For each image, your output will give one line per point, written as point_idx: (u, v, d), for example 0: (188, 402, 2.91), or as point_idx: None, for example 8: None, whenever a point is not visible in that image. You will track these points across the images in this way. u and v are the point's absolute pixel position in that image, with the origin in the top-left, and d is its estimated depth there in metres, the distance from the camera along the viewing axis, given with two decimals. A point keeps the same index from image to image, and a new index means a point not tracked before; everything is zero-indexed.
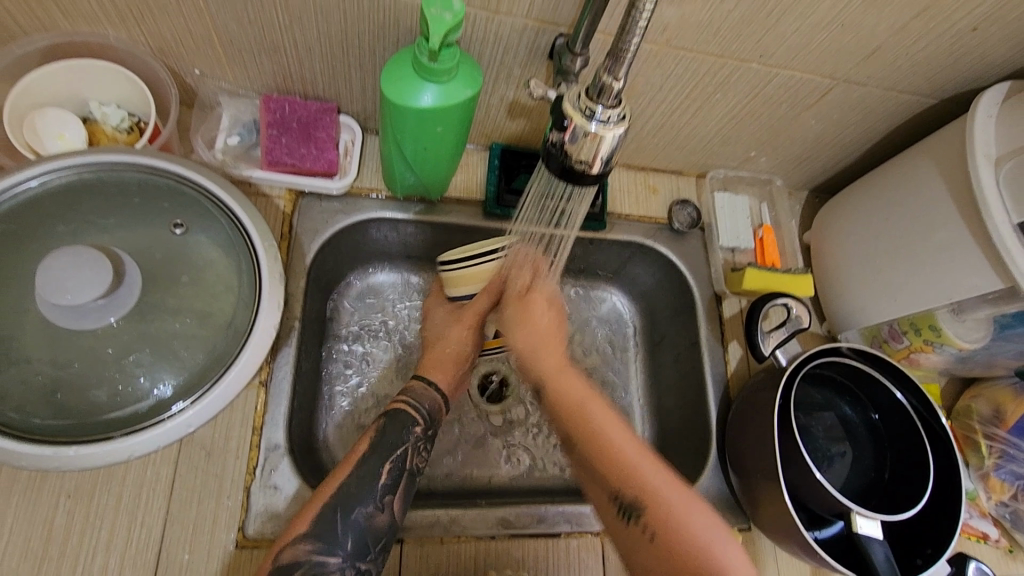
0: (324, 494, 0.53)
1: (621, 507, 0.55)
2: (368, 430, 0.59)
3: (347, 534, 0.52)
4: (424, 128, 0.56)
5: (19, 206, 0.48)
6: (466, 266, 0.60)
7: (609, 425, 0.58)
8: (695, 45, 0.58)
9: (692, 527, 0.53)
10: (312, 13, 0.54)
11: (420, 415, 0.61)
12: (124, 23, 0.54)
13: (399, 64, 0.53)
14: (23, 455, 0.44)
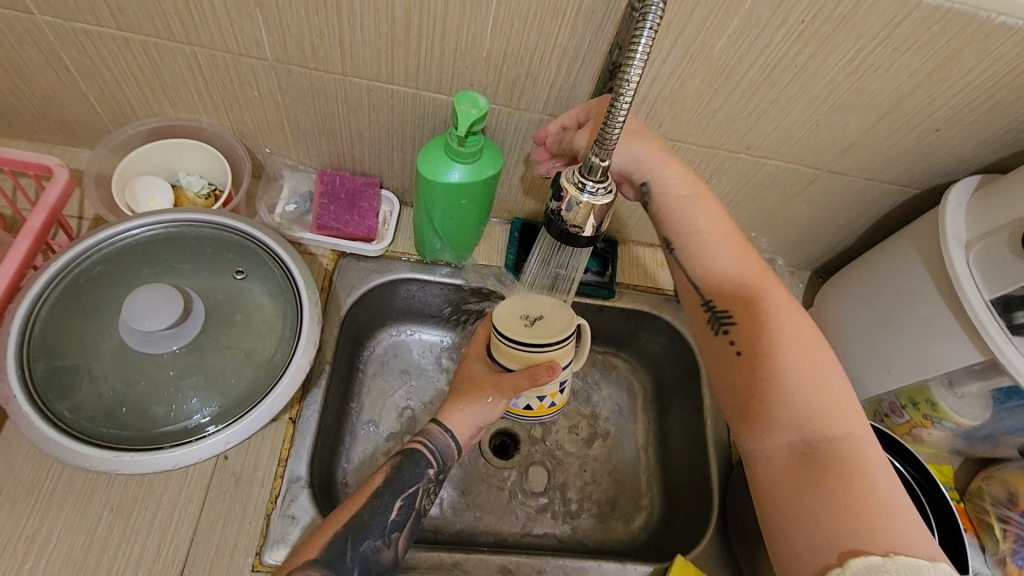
0: (332, 525, 0.55)
1: (718, 329, 0.56)
2: (384, 465, 0.61)
3: (355, 564, 0.54)
4: (452, 200, 0.66)
5: (118, 249, 0.59)
6: (518, 344, 0.61)
7: (737, 269, 0.57)
8: (689, 138, 0.67)
9: (813, 373, 0.50)
10: (366, 107, 0.66)
11: (432, 455, 0.62)
12: (216, 111, 0.67)
13: (433, 147, 0.63)
14: (88, 457, 0.51)
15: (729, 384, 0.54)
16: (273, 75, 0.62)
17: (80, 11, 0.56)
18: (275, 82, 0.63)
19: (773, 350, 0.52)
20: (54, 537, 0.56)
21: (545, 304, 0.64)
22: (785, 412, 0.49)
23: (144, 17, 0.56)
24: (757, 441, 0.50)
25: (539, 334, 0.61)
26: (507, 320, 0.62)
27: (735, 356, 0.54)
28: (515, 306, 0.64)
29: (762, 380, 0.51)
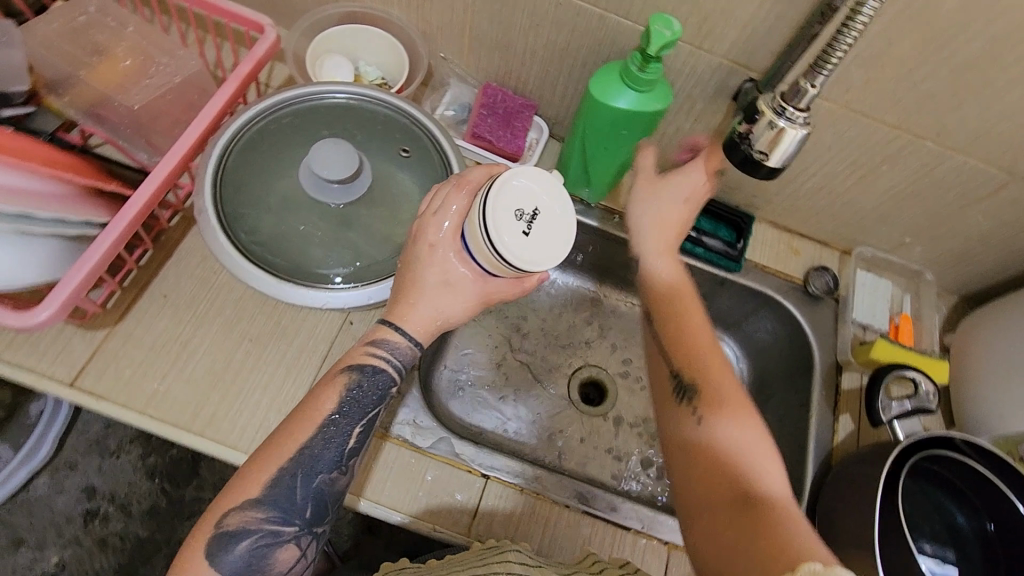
0: (274, 456, 0.49)
1: (684, 401, 0.55)
2: (330, 382, 0.52)
3: (307, 499, 0.49)
4: (612, 128, 0.66)
5: (309, 107, 0.64)
6: (511, 270, 0.48)
7: (705, 348, 0.59)
8: (875, 112, 0.63)
9: (754, 449, 0.51)
10: (548, 22, 0.67)
11: (393, 369, 0.53)
12: (408, 6, 0.71)
13: (608, 71, 0.64)
14: (252, 279, 0.56)
15: (678, 451, 0.53)
16: None
17: None
18: None
19: (732, 421, 0.53)
20: (199, 351, 0.62)
21: (548, 200, 0.48)
22: (727, 475, 0.49)
23: None
24: (705, 505, 0.48)
25: (541, 245, 0.47)
26: (500, 223, 0.46)
27: (694, 428, 0.53)
28: (510, 199, 0.47)
29: (713, 445, 0.52)
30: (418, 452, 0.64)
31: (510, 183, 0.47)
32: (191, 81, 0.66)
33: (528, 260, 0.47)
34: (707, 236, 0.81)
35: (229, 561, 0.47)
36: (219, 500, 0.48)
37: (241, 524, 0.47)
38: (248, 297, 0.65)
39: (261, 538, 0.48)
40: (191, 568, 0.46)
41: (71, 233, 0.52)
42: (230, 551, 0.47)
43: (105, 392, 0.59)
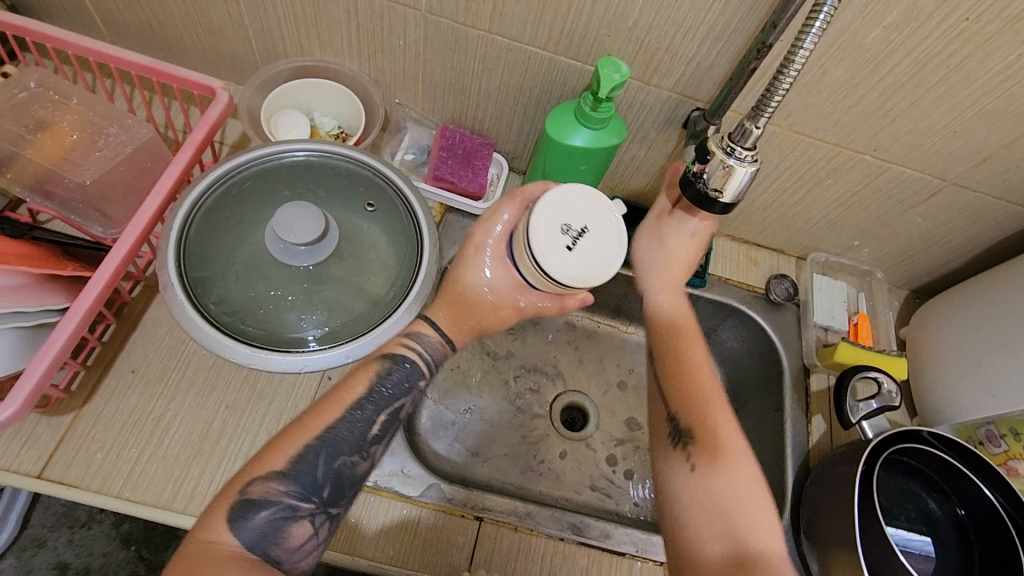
0: (300, 435, 0.50)
1: (679, 444, 0.59)
2: (361, 369, 0.55)
3: (326, 479, 0.50)
4: (572, 164, 0.68)
5: (267, 169, 0.63)
6: (554, 285, 0.52)
7: (701, 375, 0.63)
8: (816, 133, 0.67)
9: (751, 514, 0.54)
10: (500, 66, 0.69)
11: (424, 362, 0.57)
12: (360, 57, 0.72)
13: (563, 111, 0.66)
14: (225, 348, 0.55)
15: (677, 499, 0.57)
16: (422, 26, 0.66)
17: None
18: (421, 34, 0.67)
19: (732, 474, 0.56)
20: (174, 425, 0.61)
21: (598, 217, 0.51)
22: (726, 529, 0.53)
23: None
24: (702, 565, 0.52)
25: (587, 261, 0.50)
26: (546, 236, 0.50)
27: (690, 476, 0.57)
28: (558, 213, 0.50)
29: (710, 497, 0.55)
30: (409, 502, 0.63)
31: (561, 199, 0.51)
32: (144, 151, 0.65)
33: (576, 275, 0.50)
34: None
35: (245, 529, 0.47)
36: (234, 482, 0.49)
37: (262, 498, 0.48)
38: (222, 364, 0.64)
39: (282, 512, 0.48)
40: (208, 529, 0.46)
41: (28, 322, 0.51)
42: (249, 520, 0.47)
43: (78, 479, 0.57)
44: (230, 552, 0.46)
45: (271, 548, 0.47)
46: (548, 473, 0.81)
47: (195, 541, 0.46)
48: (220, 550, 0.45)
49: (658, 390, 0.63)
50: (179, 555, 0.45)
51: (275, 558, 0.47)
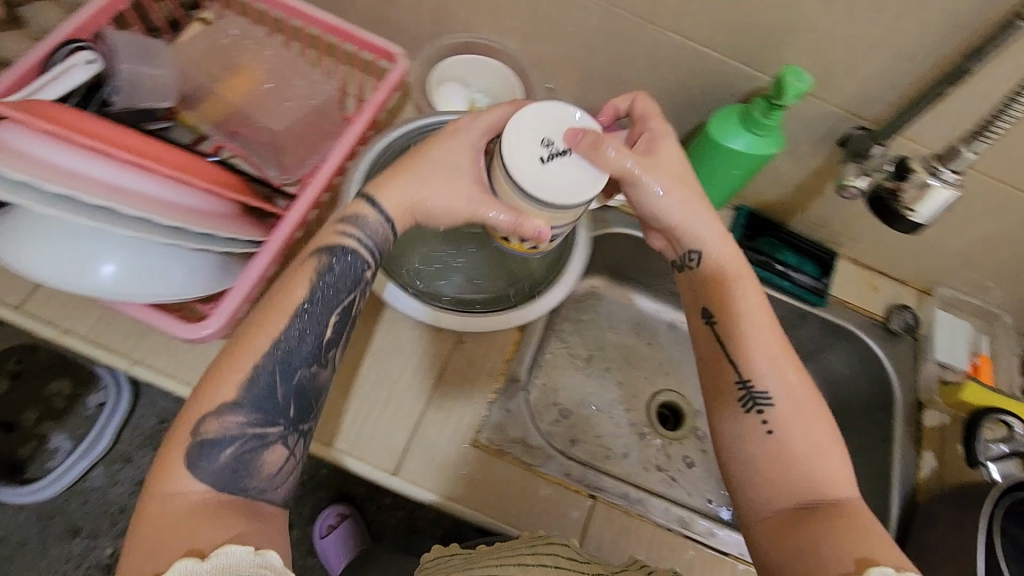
0: (256, 352, 0.49)
1: (749, 405, 0.56)
2: (296, 270, 0.53)
3: (287, 397, 0.50)
4: (724, 167, 0.69)
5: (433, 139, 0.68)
6: (511, 187, 0.52)
7: (752, 321, 0.58)
8: (981, 165, 0.66)
9: (814, 437, 0.54)
10: (664, 63, 0.70)
11: (366, 251, 0.54)
12: (525, 40, 0.74)
13: (728, 114, 0.67)
14: None
15: (755, 469, 0.54)
16: (597, 15, 0.68)
17: None
18: (593, 23, 0.68)
19: (803, 438, 0.54)
20: None
21: (584, 144, 0.53)
22: (798, 487, 0.52)
23: None
24: (771, 505, 0.52)
25: (556, 175, 0.51)
26: (522, 145, 0.52)
27: (767, 439, 0.54)
28: (540, 127, 0.53)
29: (787, 456, 0.53)
30: (529, 469, 0.65)
31: (553, 120, 0.54)
32: (324, 106, 0.70)
33: (546, 184, 0.51)
34: (794, 271, 0.83)
35: (206, 469, 0.46)
36: (185, 431, 0.47)
37: (226, 433, 0.47)
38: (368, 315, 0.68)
39: (247, 443, 0.47)
40: (169, 482, 0.45)
41: (237, 250, 0.55)
42: (213, 462, 0.46)
43: None
44: (197, 496, 0.45)
45: (244, 480, 0.47)
46: (627, 455, 0.83)
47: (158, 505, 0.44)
48: (185, 505, 0.44)
49: (719, 346, 0.59)
50: (140, 511, 0.44)
51: (248, 487, 0.47)
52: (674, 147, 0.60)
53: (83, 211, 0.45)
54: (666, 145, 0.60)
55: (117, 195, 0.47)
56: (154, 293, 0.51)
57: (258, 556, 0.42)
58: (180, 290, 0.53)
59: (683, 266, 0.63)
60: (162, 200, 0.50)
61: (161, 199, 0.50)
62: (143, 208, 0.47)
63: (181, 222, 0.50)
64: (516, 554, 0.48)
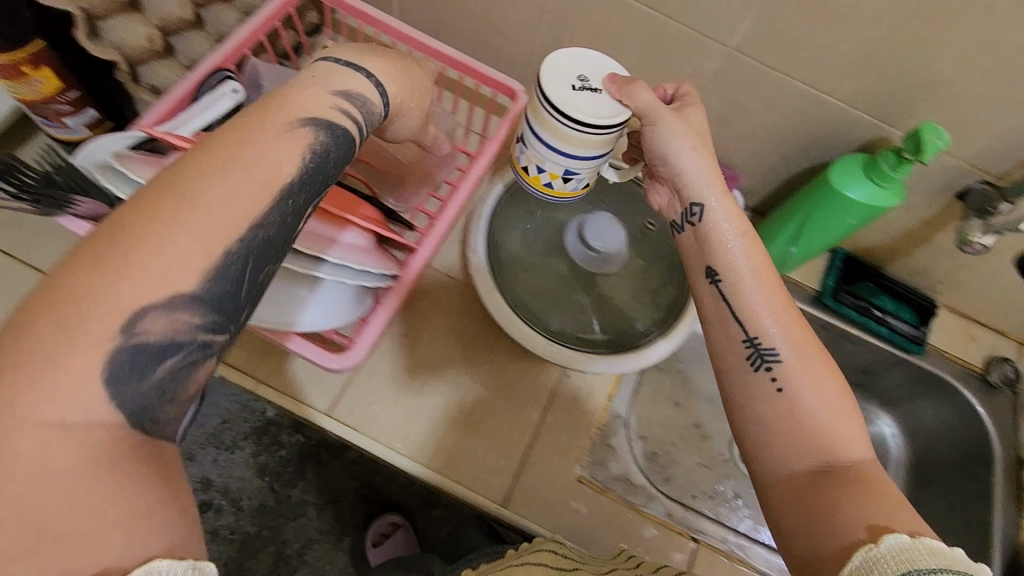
0: (192, 239, 0.34)
1: (759, 364, 0.52)
2: (263, 128, 0.39)
3: (248, 298, 0.38)
4: (841, 215, 0.69)
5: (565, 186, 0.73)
6: (535, 111, 0.59)
7: (761, 280, 0.54)
8: None
9: (828, 401, 0.49)
10: (784, 107, 0.70)
11: (361, 124, 0.44)
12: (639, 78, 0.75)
13: (851, 162, 0.67)
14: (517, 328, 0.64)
15: (766, 429, 0.50)
16: (720, 60, 0.68)
17: None
18: (716, 66, 0.69)
19: (816, 395, 0.49)
20: (437, 393, 0.67)
21: (615, 84, 0.58)
22: (817, 449, 0.47)
23: None
24: (781, 471, 0.48)
25: (578, 101, 0.57)
26: (559, 74, 0.58)
27: (778, 398, 0.50)
28: (579, 67, 0.60)
29: (799, 417, 0.49)
30: (634, 508, 0.66)
31: (593, 62, 0.60)
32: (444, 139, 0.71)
33: (564, 105, 0.57)
34: (892, 317, 0.82)
35: (126, 385, 0.33)
36: (78, 340, 0.31)
37: (141, 347, 0.33)
38: (477, 346, 0.70)
39: (195, 352, 0.35)
40: (58, 398, 0.30)
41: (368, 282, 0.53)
42: (143, 378, 0.33)
43: (359, 424, 0.64)
44: (81, 430, 0.31)
45: (161, 407, 0.34)
46: (718, 496, 0.77)
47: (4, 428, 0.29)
48: (54, 443, 0.29)
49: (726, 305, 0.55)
50: None
51: (164, 419, 0.35)
52: (700, 111, 0.60)
53: None
54: (695, 109, 0.60)
55: None
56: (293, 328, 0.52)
57: (151, 573, 0.30)
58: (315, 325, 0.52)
59: (682, 225, 0.59)
60: (308, 232, 0.50)
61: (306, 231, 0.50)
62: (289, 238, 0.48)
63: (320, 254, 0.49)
64: (515, 560, 0.47)
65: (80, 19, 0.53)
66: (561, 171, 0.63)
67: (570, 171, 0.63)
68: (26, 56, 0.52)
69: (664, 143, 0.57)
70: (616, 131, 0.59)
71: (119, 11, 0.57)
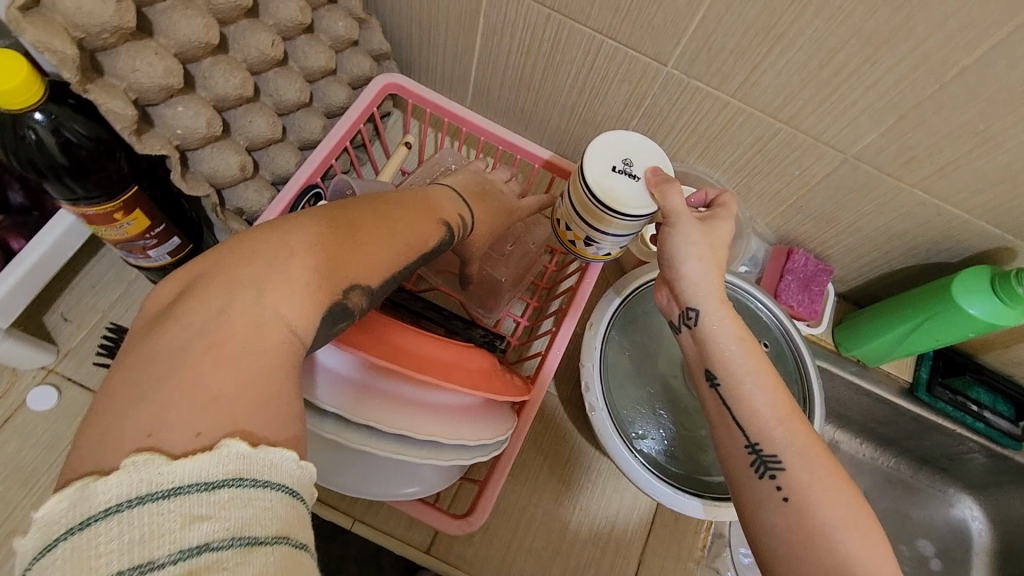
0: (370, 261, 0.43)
1: (765, 474, 0.47)
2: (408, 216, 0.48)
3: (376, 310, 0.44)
4: (958, 328, 0.66)
5: None
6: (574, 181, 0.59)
7: (762, 383, 0.50)
8: None
9: (845, 514, 0.44)
10: (897, 212, 0.66)
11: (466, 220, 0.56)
12: (737, 172, 0.71)
13: (976, 276, 0.63)
14: (616, 456, 0.58)
15: (777, 543, 0.45)
16: (834, 166, 0.64)
17: (715, 75, 0.60)
18: (828, 171, 0.65)
19: (825, 500, 0.44)
20: (537, 522, 0.63)
21: (656, 174, 0.56)
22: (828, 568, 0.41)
23: (771, 93, 0.59)
24: None
25: (608, 187, 0.56)
26: (604, 151, 0.57)
27: (783, 509, 0.45)
28: (630, 147, 0.58)
29: (816, 532, 0.43)
30: None
31: (649, 148, 0.57)
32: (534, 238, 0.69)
33: (594, 184, 0.56)
34: (989, 411, 0.78)
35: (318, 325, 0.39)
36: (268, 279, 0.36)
37: (324, 313, 0.38)
38: (572, 465, 0.66)
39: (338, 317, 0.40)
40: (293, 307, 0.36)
41: (470, 455, 0.47)
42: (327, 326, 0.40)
43: (459, 561, 0.60)
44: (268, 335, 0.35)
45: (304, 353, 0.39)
46: None
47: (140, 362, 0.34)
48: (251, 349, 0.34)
49: (726, 410, 0.51)
50: None
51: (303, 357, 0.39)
52: (727, 227, 0.56)
53: (377, 437, 0.42)
54: (721, 222, 0.55)
55: (407, 417, 0.43)
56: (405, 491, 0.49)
57: (273, 456, 0.30)
58: (429, 486, 0.50)
59: (681, 327, 0.55)
60: (434, 411, 0.45)
61: (443, 410, 0.46)
62: (417, 425, 0.43)
63: (462, 438, 0.45)
64: None
65: (173, 159, 0.49)
66: (584, 236, 0.62)
67: (591, 238, 0.62)
68: (118, 204, 0.48)
69: (672, 247, 0.53)
70: (641, 217, 0.57)
71: (211, 141, 0.52)
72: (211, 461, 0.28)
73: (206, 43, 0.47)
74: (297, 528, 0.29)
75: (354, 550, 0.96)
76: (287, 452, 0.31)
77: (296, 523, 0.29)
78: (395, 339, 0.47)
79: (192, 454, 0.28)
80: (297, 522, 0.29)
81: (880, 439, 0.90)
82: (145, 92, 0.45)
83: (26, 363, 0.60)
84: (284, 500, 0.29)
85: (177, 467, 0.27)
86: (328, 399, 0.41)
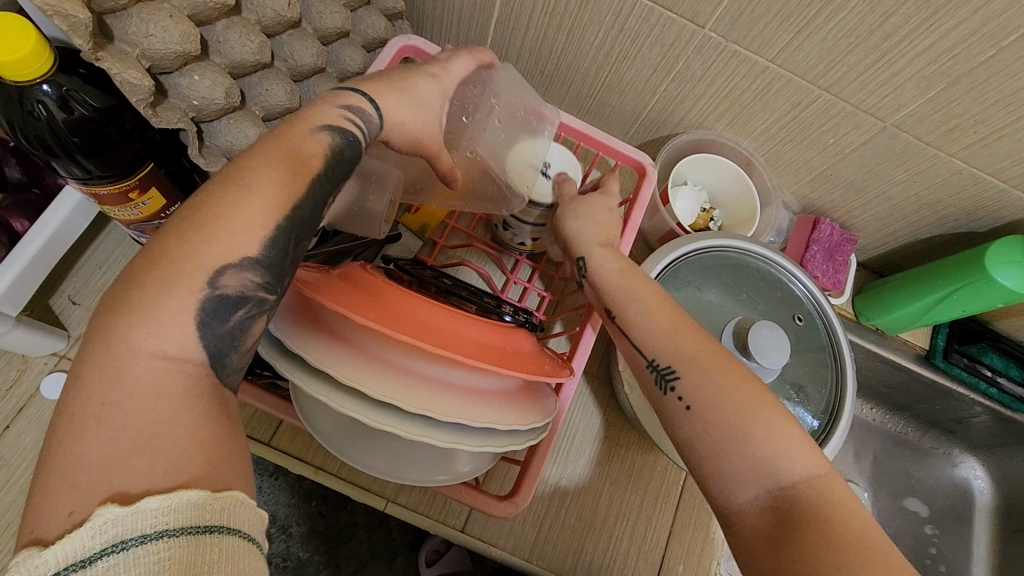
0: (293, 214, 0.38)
1: (667, 389, 0.46)
2: (287, 147, 0.41)
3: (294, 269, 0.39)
4: (985, 298, 0.66)
5: (714, 259, 0.67)
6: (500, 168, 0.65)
7: (660, 310, 0.50)
8: None
9: (757, 413, 0.42)
10: (930, 182, 0.65)
11: (359, 122, 0.45)
12: (767, 140, 0.70)
13: (1010, 248, 0.63)
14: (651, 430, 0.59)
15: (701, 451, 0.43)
16: (871, 134, 0.62)
17: (756, 39, 0.57)
18: (863, 139, 0.63)
19: (737, 406, 0.42)
20: (567, 499, 0.63)
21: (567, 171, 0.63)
22: (751, 472, 0.40)
23: (813, 59, 0.56)
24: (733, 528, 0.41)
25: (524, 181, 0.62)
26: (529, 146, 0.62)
27: (689, 419, 0.44)
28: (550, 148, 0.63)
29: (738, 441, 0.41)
30: None
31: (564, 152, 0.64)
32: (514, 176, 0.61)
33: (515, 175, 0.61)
34: (1003, 376, 0.80)
35: (210, 330, 0.35)
36: (187, 282, 0.34)
37: (224, 278, 0.35)
38: (605, 439, 0.67)
39: (257, 308, 0.37)
40: (163, 330, 0.33)
41: (519, 440, 0.44)
42: (223, 323, 0.35)
43: (494, 538, 0.60)
44: (178, 364, 0.33)
45: (233, 354, 0.36)
46: None
47: (159, 348, 0.33)
48: (161, 372, 0.32)
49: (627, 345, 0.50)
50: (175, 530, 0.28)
51: (232, 366, 0.36)
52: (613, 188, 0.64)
53: (428, 427, 0.40)
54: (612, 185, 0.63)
55: (455, 404, 0.41)
56: (440, 478, 0.47)
57: (171, 500, 0.28)
58: (468, 472, 0.48)
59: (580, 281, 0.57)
60: (478, 395, 0.42)
61: (494, 395, 0.44)
62: (464, 410, 0.41)
63: (514, 423, 0.43)
64: None
65: (190, 133, 0.46)
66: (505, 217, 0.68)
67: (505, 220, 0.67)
68: (134, 182, 0.45)
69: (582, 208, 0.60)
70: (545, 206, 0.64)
71: (227, 112, 0.48)
72: (86, 535, 0.26)
73: (222, 4, 0.43)
74: (224, 564, 0.27)
75: (365, 516, 0.95)
76: (187, 492, 0.28)
77: (211, 559, 0.26)
78: (437, 323, 0.45)
79: (68, 533, 0.26)
80: (218, 558, 0.27)
81: (890, 402, 0.92)
82: (158, 59, 0.41)
83: (37, 351, 0.58)
84: (201, 541, 0.27)
85: (53, 551, 0.26)
86: (375, 388, 0.39)
